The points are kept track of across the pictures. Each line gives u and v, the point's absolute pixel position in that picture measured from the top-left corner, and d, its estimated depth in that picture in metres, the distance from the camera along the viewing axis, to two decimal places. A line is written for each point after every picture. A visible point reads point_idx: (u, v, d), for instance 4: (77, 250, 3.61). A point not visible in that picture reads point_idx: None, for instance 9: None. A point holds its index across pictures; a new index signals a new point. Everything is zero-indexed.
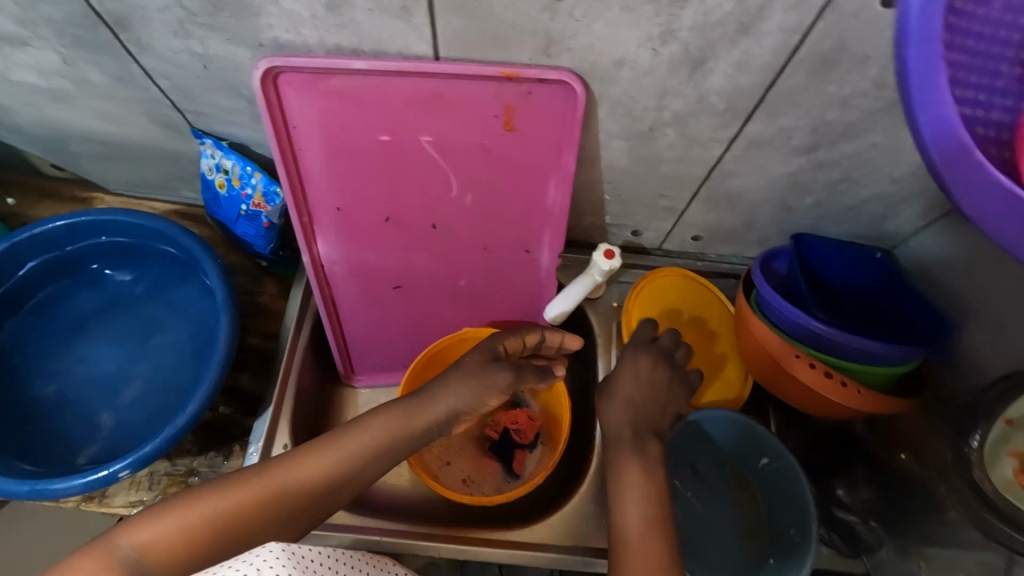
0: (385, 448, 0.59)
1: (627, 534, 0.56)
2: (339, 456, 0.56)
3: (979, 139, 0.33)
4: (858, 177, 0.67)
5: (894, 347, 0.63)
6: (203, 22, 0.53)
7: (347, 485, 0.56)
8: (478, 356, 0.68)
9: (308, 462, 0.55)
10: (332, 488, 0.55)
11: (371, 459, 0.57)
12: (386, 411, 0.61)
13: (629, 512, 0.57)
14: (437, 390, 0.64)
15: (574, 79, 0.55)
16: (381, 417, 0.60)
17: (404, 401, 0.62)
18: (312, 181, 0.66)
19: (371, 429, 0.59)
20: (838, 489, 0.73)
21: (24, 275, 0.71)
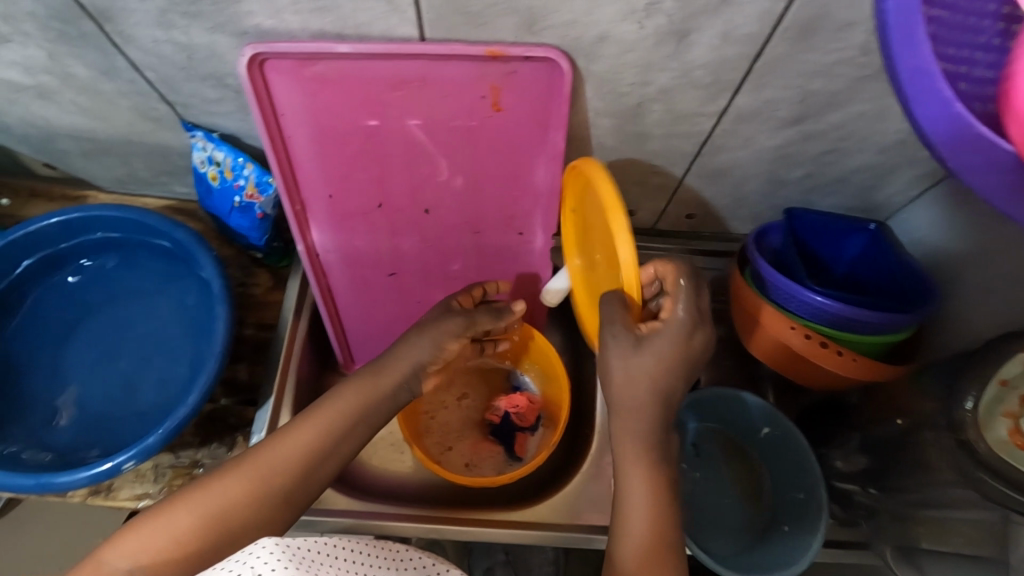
0: (358, 419, 0.60)
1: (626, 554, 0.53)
2: (313, 433, 0.57)
3: (962, 94, 0.33)
4: (849, 147, 0.66)
5: (885, 316, 0.64)
6: (183, 11, 0.52)
7: (329, 460, 0.57)
8: (431, 311, 0.69)
9: (285, 445, 0.56)
10: (314, 466, 0.56)
11: (345, 431, 0.59)
12: (353, 384, 0.62)
13: (636, 523, 0.54)
14: (397, 351, 0.65)
15: (561, 56, 0.55)
16: (347, 387, 0.61)
17: (368, 372, 0.64)
18: (304, 169, 0.66)
19: (338, 403, 0.60)
20: (836, 460, 0.74)
21: (20, 272, 0.71)
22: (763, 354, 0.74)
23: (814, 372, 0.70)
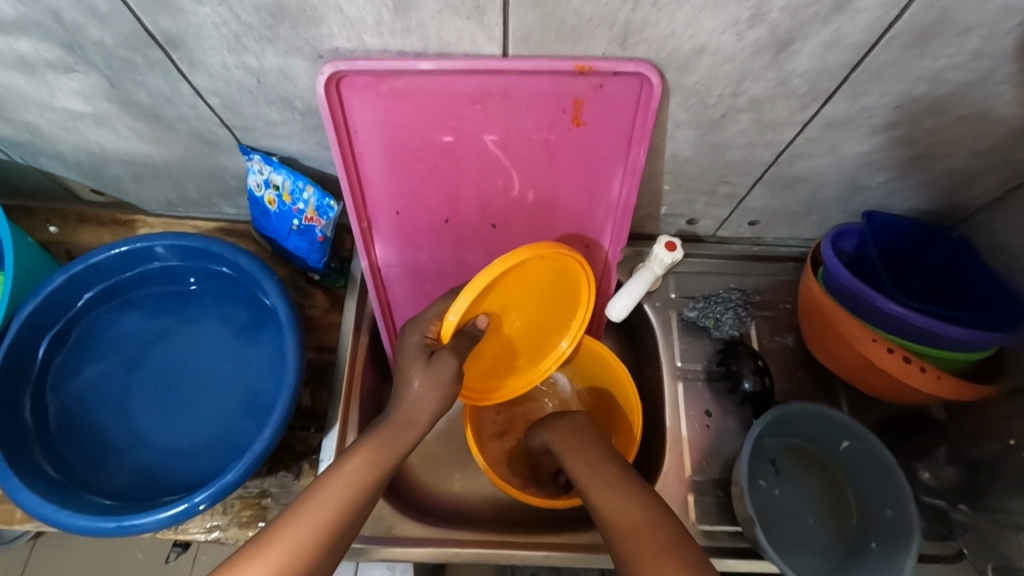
0: (369, 486, 0.58)
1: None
2: (326, 509, 0.54)
3: None
4: (936, 152, 0.64)
5: (981, 334, 0.61)
6: (260, 35, 0.50)
7: (344, 534, 0.55)
8: (418, 357, 0.62)
9: (301, 525, 0.53)
10: (330, 544, 0.54)
11: (358, 498, 0.56)
12: (363, 448, 0.59)
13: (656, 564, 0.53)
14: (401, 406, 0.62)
15: (651, 70, 0.52)
16: (360, 453, 0.59)
17: (375, 436, 0.61)
18: (372, 185, 0.64)
19: (346, 473, 0.57)
20: (923, 473, 0.71)
21: (80, 305, 0.70)
22: (835, 362, 0.72)
23: (901, 389, 0.66)
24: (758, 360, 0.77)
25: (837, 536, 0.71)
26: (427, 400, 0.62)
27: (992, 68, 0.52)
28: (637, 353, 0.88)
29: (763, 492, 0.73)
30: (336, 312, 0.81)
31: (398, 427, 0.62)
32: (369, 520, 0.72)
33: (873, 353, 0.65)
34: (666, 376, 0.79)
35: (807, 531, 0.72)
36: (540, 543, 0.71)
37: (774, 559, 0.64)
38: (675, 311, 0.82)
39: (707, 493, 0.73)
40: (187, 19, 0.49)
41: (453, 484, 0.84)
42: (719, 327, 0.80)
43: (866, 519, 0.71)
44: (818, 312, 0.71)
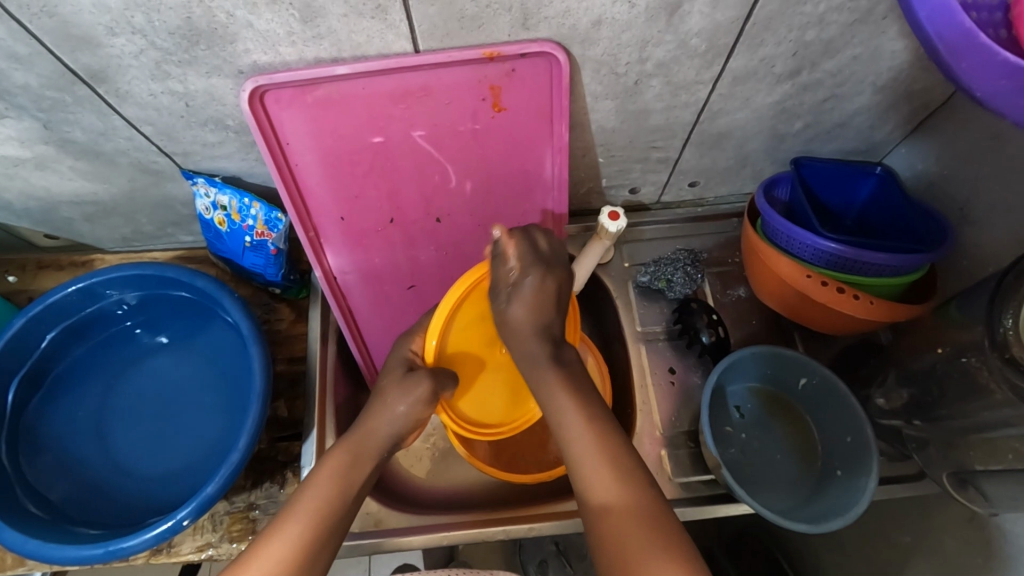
0: (347, 492, 0.58)
1: (605, 504, 0.50)
2: (309, 514, 0.54)
3: (979, 24, 0.40)
4: (844, 92, 0.67)
5: (902, 258, 0.64)
6: (180, 59, 0.52)
7: (332, 536, 0.54)
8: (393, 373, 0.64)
9: (285, 530, 0.53)
10: (315, 551, 0.53)
11: (340, 503, 0.56)
12: (335, 451, 0.60)
13: (602, 480, 0.51)
14: (371, 414, 0.63)
15: (556, 48, 0.55)
16: (333, 456, 0.60)
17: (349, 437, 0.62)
18: (312, 195, 0.67)
19: (325, 481, 0.57)
20: (877, 399, 0.75)
21: (44, 347, 0.71)
22: (783, 307, 0.75)
23: (839, 320, 0.70)
24: (711, 313, 0.79)
25: (805, 470, 0.74)
26: (398, 418, 0.62)
27: (870, 6, 0.56)
28: (601, 326, 0.91)
29: (732, 439, 0.76)
30: (302, 323, 0.83)
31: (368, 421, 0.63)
32: (357, 517, 0.74)
33: (807, 291, 0.69)
34: (628, 340, 0.83)
35: (776, 469, 0.75)
36: (523, 516, 0.73)
37: (744, 498, 0.66)
38: (630, 279, 0.85)
39: (681, 447, 0.76)
40: (105, 52, 0.51)
41: (439, 475, 0.86)
42: (672, 288, 0.82)
43: (832, 449, 0.74)
44: (756, 262, 0.74)
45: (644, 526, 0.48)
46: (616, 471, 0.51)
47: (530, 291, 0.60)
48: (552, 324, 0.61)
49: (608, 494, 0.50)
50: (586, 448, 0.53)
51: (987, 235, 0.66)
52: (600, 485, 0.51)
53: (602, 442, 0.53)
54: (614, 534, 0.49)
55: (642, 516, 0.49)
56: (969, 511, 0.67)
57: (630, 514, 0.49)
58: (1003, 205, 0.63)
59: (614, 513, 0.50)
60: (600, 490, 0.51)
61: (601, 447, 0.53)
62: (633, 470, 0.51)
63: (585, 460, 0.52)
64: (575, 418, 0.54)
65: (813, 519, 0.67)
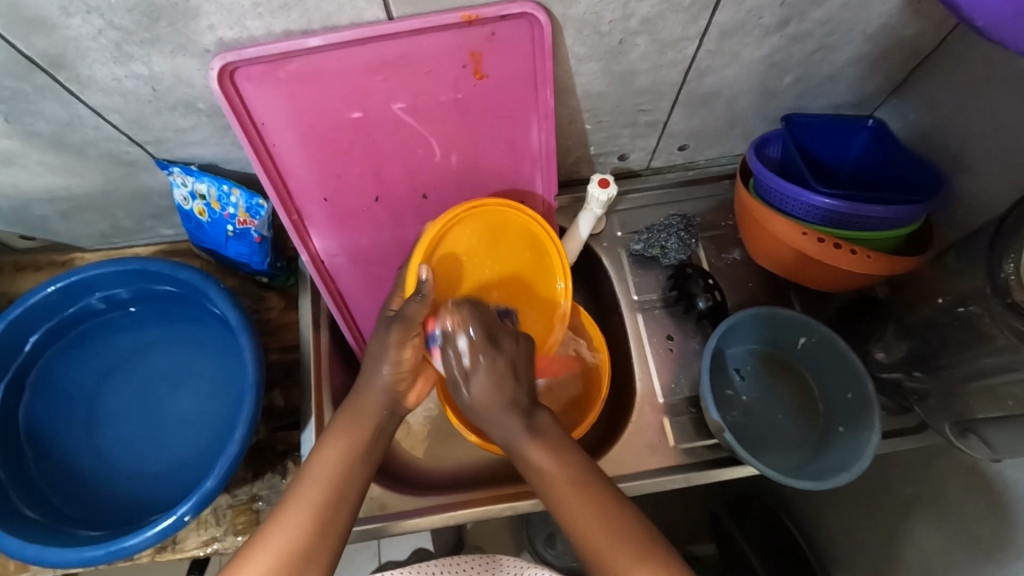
0: (353, 465, 0.57)
1: (548, 478, 0.55)
2: (318, 494, 0.54)
3: None
4: (835, 42, 0.65)
5: (898, 209, 0.63)
6: (142, 39, 0.50)
7: (341, 508, 0.54)
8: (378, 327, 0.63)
9: (294, 512, 0.52)
10: (326, 527, 0.52)
11: (346, 476, 0.56)
12: (334, 433, 0.58)
13: (541, 458, 0.56)
14: (367, 380, 0.62)
15: (536, 8, 0.53)
16: (334, 433, 0.58)
17: (345, 413, 0.60)
18: (293, 176, 0.65)
19: (327, 454, 0.56)
20: (877, 353, 0.74)
21: (30, 348, 0.69)
22: (779, 267, 0.74)
23: (835, 276, 0.69)
24: (708, 278, 0.79)
25: (807, 428, 0.74)
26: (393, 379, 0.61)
27: None
28: (597, 297, 0.89)
29: (733, 402, 0.76)
30: (293, 311, 0.81)
31: (361, 398, 0.61)
32: (362, 501, 0.73)
33: (802, 249, 0.68)
34: (624, 308, 0.82)
35: (779, 428, 0.75)
36: (527, 491, 0.72)
37: (749, 460, 0.66)
38: (623, 247, 0.84)
39: (682, 413, 0.76)
40: (61, 35, 0.49)
41: (443, 456, 0.85)
42: (666, 254, 0.81)
43: (832, 406, 0.74)
44: (749, 222, 0.73)
45: (581, 498, 0.53)
46: (547, 443, 0.56)
47: (483, 370, 0.58)
48: (516, 394, 0.58)
49: (538, 460, 0.56)
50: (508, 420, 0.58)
51: (983, 182, 0.65)
52: (539, 459, 0.55)
53: (513, 412, 0.57)
54: (556, 501, 0.54)
55: (579, 481, 0.54)
56: (969, 459, 0.67)
57: (572, 483, 0.54)
58: (998, 151, 0.62)
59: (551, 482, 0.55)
60: (541, 463, 0.55)
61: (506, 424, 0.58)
62: (563, 443, 0.57)
63: (523, 448, 0.57)
64: (529, 432, 0.57)
65: (819, 476, 0.67)
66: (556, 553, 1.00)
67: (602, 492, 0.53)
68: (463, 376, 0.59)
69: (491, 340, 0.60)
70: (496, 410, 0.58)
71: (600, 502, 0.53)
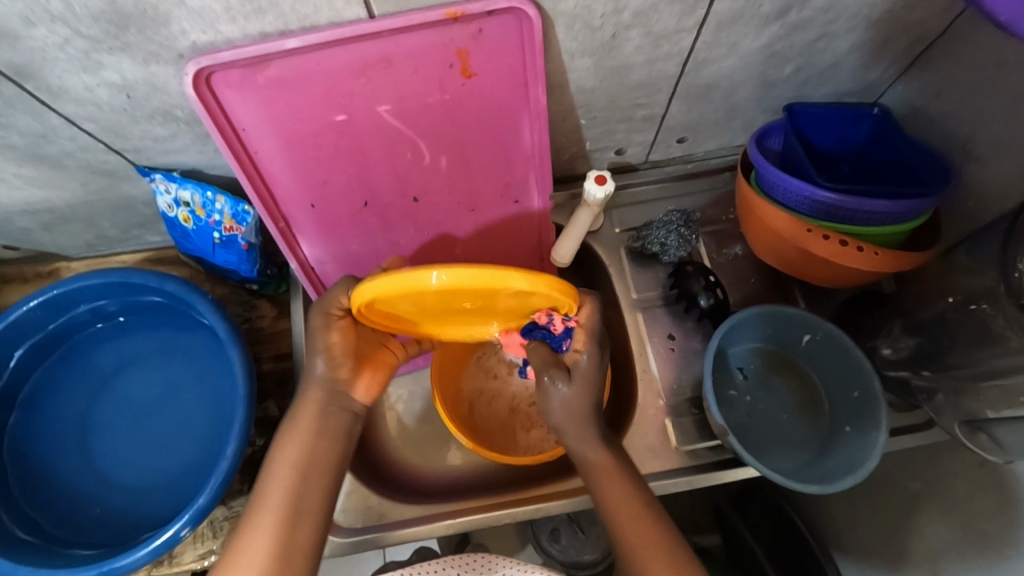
0: (311, 465, 0.58)
1: (598, 462, 0.61)
2: (275, 513, 0.54)
3: None
4: (837, 29, 0.63)
5: (905, 204, 0.61)
6: (110, 47, 0.47)
7: (300, 520, 0.55)
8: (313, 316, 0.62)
9: (259, 522, 0.54)
10: (288, 544, 0.54)
11: (302, 487, 0.56)
12: (284, 437, 0.59)
13: (586, 442, 0.62)
14: (306, 378, 0.62)
15: (524, 3, 0.51)
16: (285, 438, 0.59)
17: (292, 416, 0.60)
18: (277, 182, 0.62)
19: (279, 471, 0.57)
20: (884, 349, 0.72)
21: (15, 365, 0.68)
22: (782, 263, 0.72)
23: (839, 272, 0.67)
24: (709, 276, 0.76)
25: (811, 425, 0.73)
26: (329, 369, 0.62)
27: None
28: None
29: (737, 402, 0.74)
30: (284, 317, 0.79)
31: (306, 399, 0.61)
32: (359, 512, 0.72)
33: (805, 247, 0.65)
34: (625, 307, 0.79)
35: (783, 427, 0.73)
36: (528, 497, 0.72)
37: (752, 464, 0.64)
38: (621, 244, 0.82)
39: (684, 414, 0.74)
40: (26, 45, 0.46)
41: (442, 459, 0.84)
42: (666, 252, 0.79)
43: (837, 404, 0.72)
44: (750, 217, 0.71)
45: (610, 460, 0.61)
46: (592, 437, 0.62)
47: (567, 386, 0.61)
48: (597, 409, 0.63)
49: (590, 454, 0.62)
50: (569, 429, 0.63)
51: (993, 172, 0.63)
52: (587, 446, 0.62)
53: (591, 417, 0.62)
54: (597, 484, 0.60)
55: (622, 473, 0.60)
56: (978, 456, 0.65)
57: (610, 473, 0.60)
58: (1009, 138, 0.60)
59: (598, 468, 0.61)
60: (588, 450, 0.62)
61: (580, 426, 0.62)
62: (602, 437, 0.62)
63: (581, 436, 0.62)
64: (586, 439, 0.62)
65: (824, 478, 0.66)
66: (560, 547, 0.99)
67: (625, 474, 0.60)
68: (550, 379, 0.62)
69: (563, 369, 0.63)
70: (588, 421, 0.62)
71: (634, 488, 0.59)
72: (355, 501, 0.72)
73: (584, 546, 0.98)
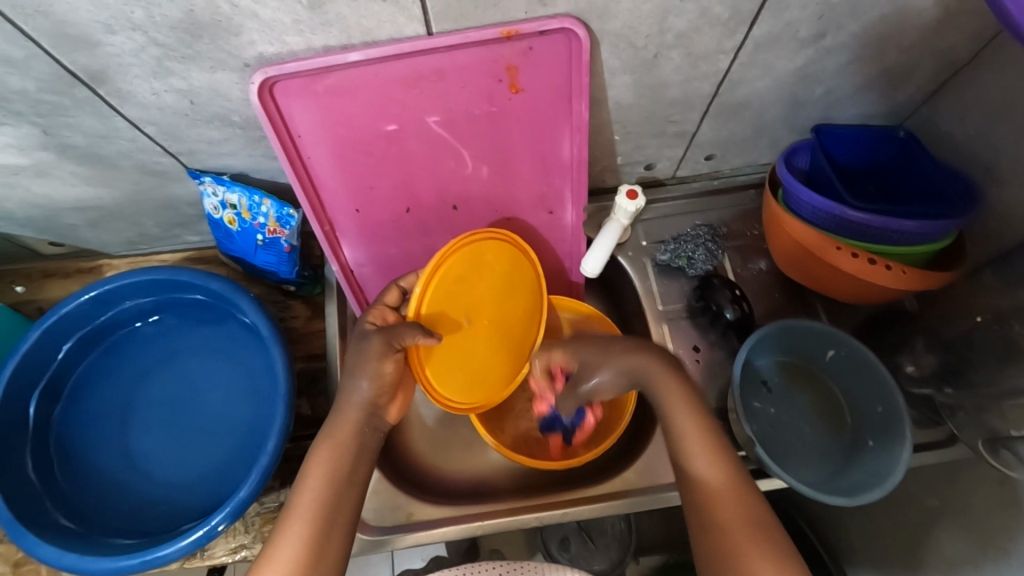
0: (343, 478, 0.59)
1: (709, 482, 0.53)
2: (309, 521, 0.55)
3: None
4: (869, 54, 0.65)
5: (933, 225, 0.63)
6: (182, 55, 0.50)
7: (333, 528, 0.55)
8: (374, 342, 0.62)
9: (293, 531, 0.54)
10: (320, 552, 0.54)
11: (336, 498, 0.57)
12: (317, 451, 0.59)
13: (704, 458, 0.55)
14: (342, 396, 0.63)
15: (576, 23, 0.53)
16: (317, 452, 0.59)
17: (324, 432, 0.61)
18: (326, 187, 0.65)
19: (310, 480, 0.57)
20: (907, 365, 0.73)
21: (61, 358, 0.70)
22: (809, 279, 0.74)
23: (865, 290, 0.69)
24: (735, 289, 0.78)
25: (833, 438, 0.74)
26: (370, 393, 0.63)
27: None
28: (620, 305, 0.89)
29: (760, 414, 0.76)
30: (318, 318, 0.81)
31: (339, 416, 0.62)
32: (388, 511, 0.73)
33: (834, 264, 0.67)
34: (650, 318, 0.81)
35: (806, 440, 0.75)
36: (553, 502, 0.73)
37: (779, 474, 0.65)
38: (647, 256, 0.84)
39: None
40: (104, 51, 0.49)
41: (466, 463, 0.86)
42: (693, 265, 0.81)
43: (860, 418, 0.74)
44: (779, 234, 0.73)
45: (730, 481, 0.53)
46: (713, 449, 0.55)
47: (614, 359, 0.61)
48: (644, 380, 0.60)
49: (703, 472, 0.54)
50: (672, 396, 0.57)
51: (1018, 195, 0.65)
52: (703, 462, 0.54)
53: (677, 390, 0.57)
54: (710, 507, 0.52)
55: (741, 490, 0.52)
56: (999, 474, 0.66)
57: (728, 494, 0.52)
58: None
59: (711, 488, 0.53)
60: (706, 469, 0.54)
61: (695, 420, 0.56)
62: (725, 456, 0.55)
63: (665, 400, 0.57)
64: (700, 452, 0.55)
65: (848, 491, 0.67)
66: (570, 556, 1.00)
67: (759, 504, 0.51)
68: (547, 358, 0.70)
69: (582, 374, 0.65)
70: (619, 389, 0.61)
71: (767, 525, 0.50)
72: (385, 500, 0.73)
73: (593, 556, 0.99)
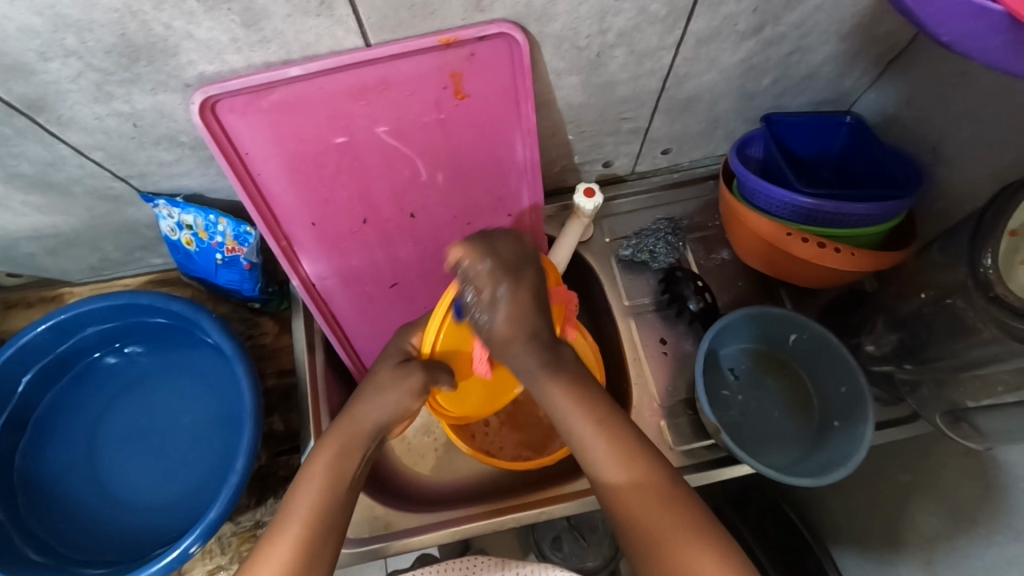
0: (341, 485, 0.56)
1: (617, 482, 0.52)
2: (301, 523, 0.52)
3: None
4: (809, 44, 0.66)
5: (878, 207, 0.64)
6: (121, 78, 0.50)
7: (329, 537, 0.52)
8: (387, 363, 0.63)
9: (282, 539, 0.51)
10: (314, 556, 0.51)
11: (333, 504, 0.54)
12: (320, 455, 0.57)
13: (607, 459, 0.53)
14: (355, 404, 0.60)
15: (513, 28, 0.54)
16: (320, 457, 0.57)
17: (331, 438, 0.58)
18: (279, 202, 0.65)
19: (312, 480, 0.55)
20: (867, 346, 0.75)
21: (23, 390, 0.69)
22: (768, 266, 0.75)
23: (822, 274, 0.70)
24: (697, 280, 0.80)
25: (801, 421, 0.76)
26: (384, 413, 0.60)
27: None
28: (590, 303, 0.89)
29: (730, 403, 0.77)
30: (287, 334, 0.81)
31: (350, 418, 0.59)
32: (366, 522, 0.73)
33: (788, 250, 0.68)
34: (617, 313, 0.82)
35: (775, 424, 0.76)
36: (533, 501, 0.73)
37: (747, 460, 0.66)
38: (611, 252, 0.85)
39: (680, 415, 0.76)
40: (41, 79, 0.49)
41: (445, 468, 0.86)
42: (655, 259, 0.82)
43: (828, 401, 0.75)
44: (735, 224, 0.74)
45: (644, 476, 0.51)
46: (621, 451, 0.53)
47: (507, 303, 0.57)
48: (540, 328, 0.59)
49: (616, 474, 0.52)
50: (570, 408, 0.56)
51: (962, 173, 0.66)
52: (608, 464, 0.52)
53: (537, 348, 0.58)
54: (626, 510, 0.51)
55: (655, 489, 0.51)
56: (962, 446, 0.68)
57: (645, 492, 0.50)
58: (978, 140, 0.63)
59: (626, 488, 0.51)
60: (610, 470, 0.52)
61: (583, 409, 0.56)
62: (635, 447, 0.53)
63: (546, 384, 0.58)
64: (603, 452, 0.53)
65: (816, 471, 0.68)
66: (563, 555, 1.00)
67: (672, 494, 0.51)
68: (486, 300, 0.57)
69: (512, 270, 0.57)
70: (519, 343, 0.58)
71: (678, 508, 0.49)
72: (361, 512, 0.73)
73: (586, 553, 0.99)
